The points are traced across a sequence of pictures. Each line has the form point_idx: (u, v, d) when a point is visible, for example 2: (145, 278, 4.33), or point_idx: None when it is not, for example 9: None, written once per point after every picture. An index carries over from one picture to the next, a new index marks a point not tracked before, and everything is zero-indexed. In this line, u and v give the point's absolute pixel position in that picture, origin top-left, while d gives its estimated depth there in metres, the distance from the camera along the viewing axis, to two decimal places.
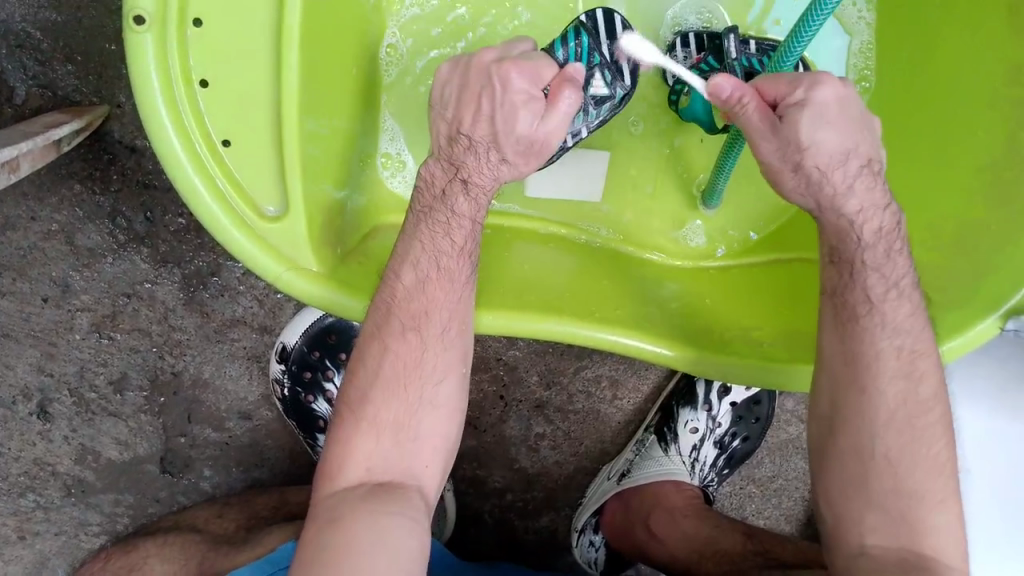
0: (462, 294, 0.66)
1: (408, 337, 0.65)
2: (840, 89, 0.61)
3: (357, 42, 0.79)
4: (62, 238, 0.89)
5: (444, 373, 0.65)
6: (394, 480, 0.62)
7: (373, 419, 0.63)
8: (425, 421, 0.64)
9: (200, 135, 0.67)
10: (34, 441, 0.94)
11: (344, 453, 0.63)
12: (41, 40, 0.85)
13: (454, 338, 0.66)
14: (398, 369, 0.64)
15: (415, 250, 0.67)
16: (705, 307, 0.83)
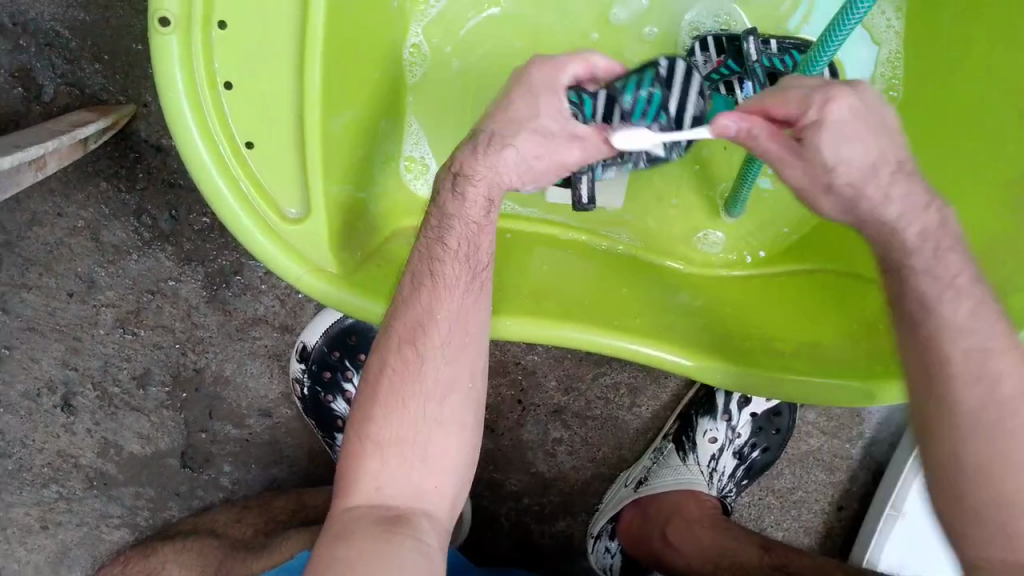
0: (463, 307, 0.65)
1: (407, 352, 0.64)
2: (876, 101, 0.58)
3: (381, 45, 0.79)
4: (88, 235, 0.90)
5: (448, 387, 0.64)
6: (403, 500, 0.61)
7: (375, 439, 0.62)
8: (429, 438, 0.63)
9: (225, 137, 0.68)
10: (58, 434, 0.96)
11: (352, 476, 0.63)
12: (70, 39, 0.86)
13: (457, 350, 0.64)
14: (398, 385, 0.64)
15: (417, 264, 0.66)
16: (727, 317, 0.83)
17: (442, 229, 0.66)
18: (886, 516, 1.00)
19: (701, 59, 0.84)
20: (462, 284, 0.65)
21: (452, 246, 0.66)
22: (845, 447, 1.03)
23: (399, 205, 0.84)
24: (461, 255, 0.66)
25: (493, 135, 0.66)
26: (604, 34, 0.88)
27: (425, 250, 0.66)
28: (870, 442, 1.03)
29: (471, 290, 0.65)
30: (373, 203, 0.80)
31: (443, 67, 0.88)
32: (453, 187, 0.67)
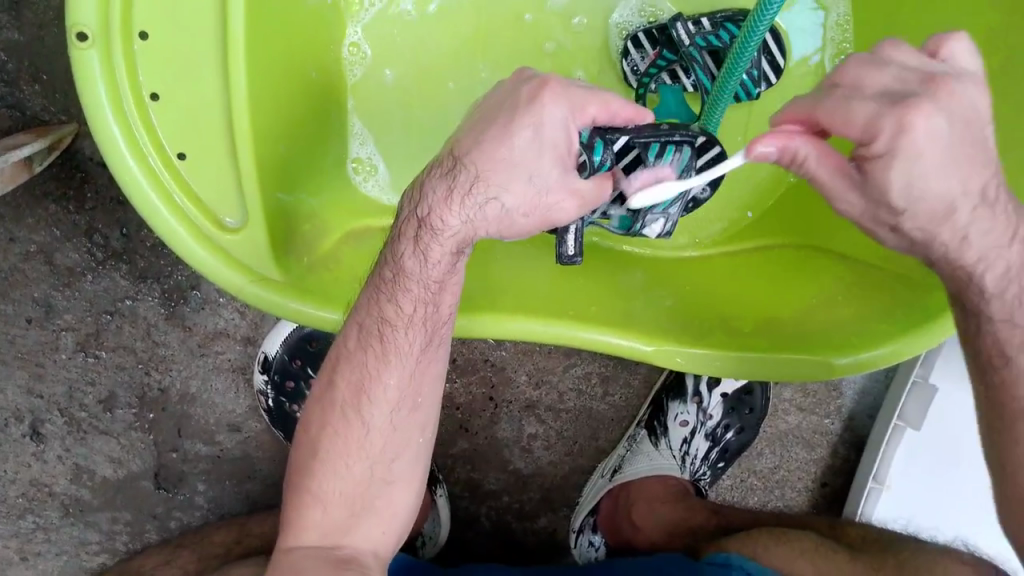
0: (411, 372, 0.65)
1: (352, 415, 0.65)
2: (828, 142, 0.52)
3: (313, 47, 0.79)
4: (41, 259, 0.90)
5: (395, 450, 0.66)
6: (347, 546, 0.65)
7: (315, 493, 0.65)
8: (375, 491, 0.66)
9: (154, 146, 0.67)
10: (29, 462, 0.96)
11: (296, 518, 0.66)
12: (6, 61, 0.87)
13: (404, 416, 0.65)
14: (341, 446, 0.65)
15: (369, 324, 0.64)
16: (684, 296, 0.82)
17: (394, 288, 0.63)
18: (870, 490, 0.98)
19: (638, 57, 0.85)
20: (415, 349, 0.64)
21: (407, 310, 0.63)
22: (824, 423, 1.02)
23: (347, 205, 0.84)
24: (415, 319, 0.63)
25: (456, 163, 0.59)
26: (536, 14, 0.88)
27: (378, 309, 0.64)
28: (849, 416, 1.02)
29: (420, 355, 0.65)
30: (317, 206, 0.79)
31: (375, 78, 0.88)
32: (413, 241, 0.62)
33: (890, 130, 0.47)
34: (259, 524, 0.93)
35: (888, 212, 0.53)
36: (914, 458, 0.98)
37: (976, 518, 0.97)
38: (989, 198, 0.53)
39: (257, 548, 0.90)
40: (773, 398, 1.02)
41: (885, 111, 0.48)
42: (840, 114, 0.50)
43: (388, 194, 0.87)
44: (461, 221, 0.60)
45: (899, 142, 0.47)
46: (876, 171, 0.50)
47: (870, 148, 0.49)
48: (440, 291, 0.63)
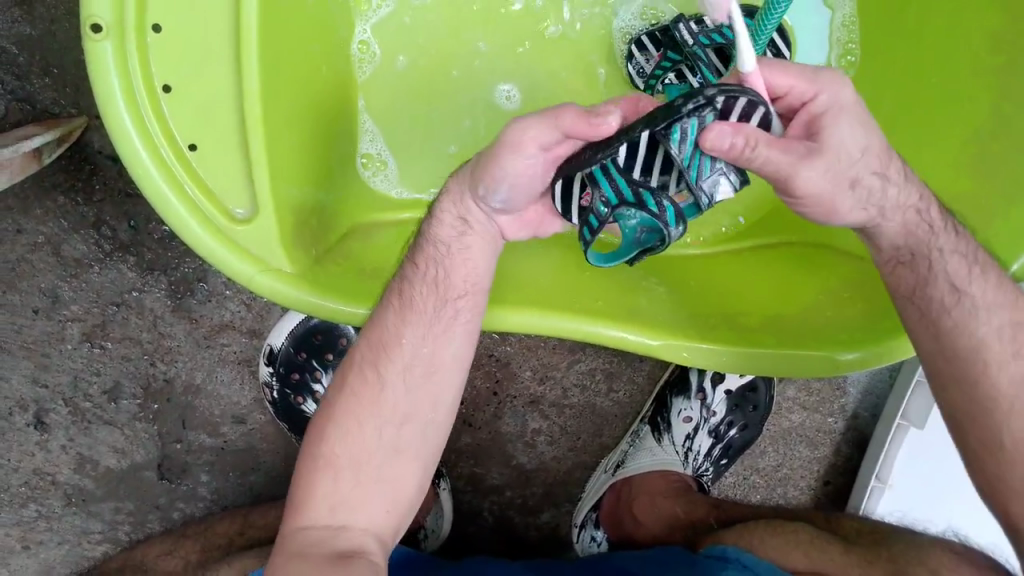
0: (434, 337, 0.66)
1: (370, 374, 0.66)
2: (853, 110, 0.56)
3: (325, 40, 0.79)
4: (49, 249, 0.90)
5: (407, 415, 0.65)
6: (354, 522, 0.63)
7: (328, 456, 0.64)
8: (384, 464, 0.64)
9: (166, 139, 0.66)
10: (33, 452, 0.96)
11: (306, 490, 0.64)
12: (17, 53, 0.86)
13: (420, 381, 0.66)
14: (357, 404, 0.65)
15: (393, 288, 0.68)
16: (692, 292, 0.83)
17: (421, 255, 0.68)
18: (873, 488, 0.99)
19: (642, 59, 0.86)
20: (437, 312, 0.67)
21: (422, 271, 0.68)
22: (827, 421, 1.02)
23: (356, 200, 0.84)
24: (430, 278, 0.67)
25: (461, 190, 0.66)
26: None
27: (401, 274, 0.69)
28: (853, 414, 1.02)
29: (438, 323, 0.66)
30: (328, 202, 0.79)
31: (388, 62, 0.88)
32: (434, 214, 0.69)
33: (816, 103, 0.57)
34: (263, 517, 0.93)
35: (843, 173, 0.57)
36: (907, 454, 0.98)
37: (964, 508, 0.97)
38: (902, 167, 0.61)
39: (260, 540, 0.91)
40: (777, 396, 1.02)
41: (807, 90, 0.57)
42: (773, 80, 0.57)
43: (398, 188, 0.88)
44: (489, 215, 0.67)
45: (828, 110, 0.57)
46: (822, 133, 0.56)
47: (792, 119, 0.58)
48: (457, 257, 0.67)
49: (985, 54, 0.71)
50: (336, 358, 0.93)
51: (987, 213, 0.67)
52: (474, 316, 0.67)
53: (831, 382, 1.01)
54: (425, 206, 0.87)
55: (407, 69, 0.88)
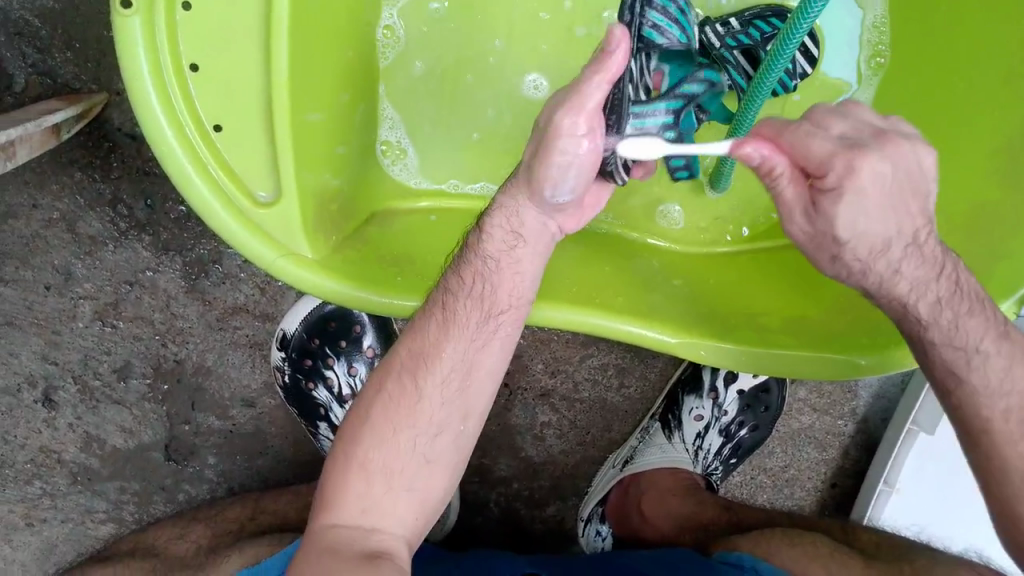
0: (471, 349, 0.65)
1: (407, 382, 0.64)
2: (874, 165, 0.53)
3: (353, 24, 0.78)
4: (63, 226, 0.89)
5: (441, 427, 0.64)
6: (381, 526, 0.62)
7: (362, 462, 0.63)
8: (417, 474, 0.63)
9: (192, 121, 0.66)
10: (40, 429, 0.95)
11: (337, 492, 0.63)
12: (40, 27, 0.85)
13: (456, 394, 0.64)
14: (393, 411, 0.64)
15: (435, 298, 0.66)
16: (716, 294, 0.82)
17: (470, 264, 0.65)
18: (880, 492, 0.99)
19: None
20: (475, 323, 0.65)
21: (466, 285, 0.65)
22: (837, 424, 1.02)
23: (375, 187, 0.83)
24: (475, 292, 0.65)
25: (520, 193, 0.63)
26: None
27: (444, 286, 0.66)
28: (863, 418, 1.02)
29: (479, 336, 0.65)
30: (348, 188, 0.78)
31: (405, 66, 0.86)
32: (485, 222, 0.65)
33: (841, 166, 0.53)
34: (271, 501, 0.93)
35: (831, 244, 0.58)
36: (923, 466, 0.97)
37: (985, 530, 0.97)
38: (920, 240, 0.58)
39: (271, 526, 0.90)
40: (788, 397, 1.02)
41: (838, 151, 0.54)
42: (800, 146, 0.55)
43: (416, 178, 0.87)
44: (542, 221, 0.64)
45: (846, 179, 0.53)
46: (827, 203, 0.55)
47: (824, 180, 0.54)
48: (505, 271, 0.65)
49: (1015, 65, 0.70)
50: (350, 346, 0.93)
51: (1003, 227, 0.66)
52: (515, 328, 0.66)
53: (843, 386, 1.01)
54: (445, 196, 0.87)
55: (425, 75, 0.87)
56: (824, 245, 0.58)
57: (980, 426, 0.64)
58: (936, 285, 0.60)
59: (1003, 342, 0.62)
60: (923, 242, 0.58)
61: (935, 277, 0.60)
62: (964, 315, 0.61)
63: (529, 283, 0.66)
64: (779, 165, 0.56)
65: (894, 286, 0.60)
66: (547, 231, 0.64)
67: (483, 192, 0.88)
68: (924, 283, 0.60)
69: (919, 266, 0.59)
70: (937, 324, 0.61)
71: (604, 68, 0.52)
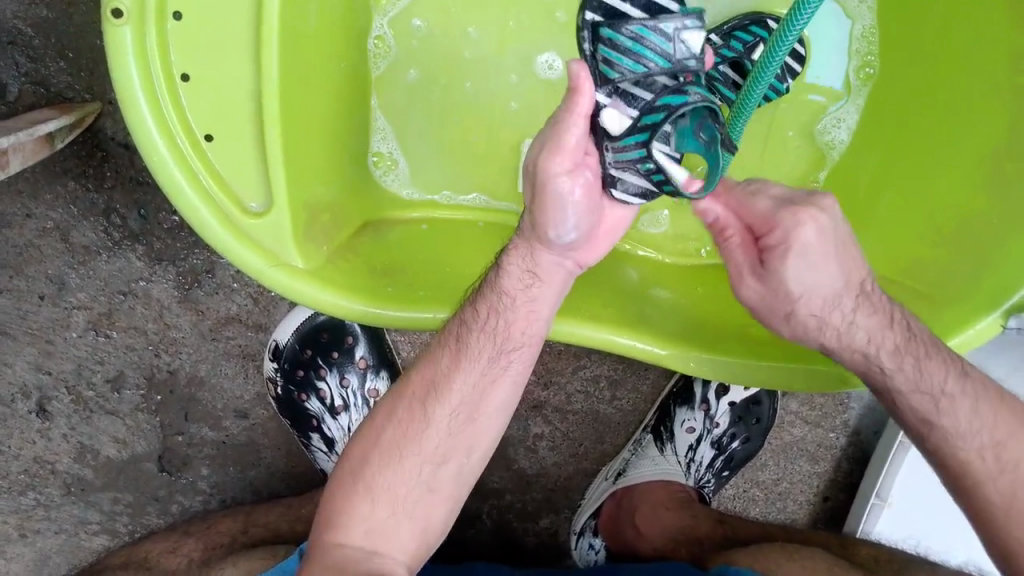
0: (481, 384, 0.66)
1: (416, 409, 0.66)
2: (818, 222, 0.58)
3: (344, 36, 0.79)
4: (58, 236, 0.90)
5: (446, 455, 0.65)
6: (386, 550, 0.63)
7: (368, 484, 0.65)
8: (420, 500, 0.65)
9: (182, 128, 0.66)
10: (33, 439, 0.95)
11: (341, 512, 0.65)
12: (33, 36, 0.86)
13: (464, 425, 0.66)
14: (402, 437, 0.65)
15: (451, 327, 0.67)
16: (712, 305, 0.82)
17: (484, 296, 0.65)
18: (872, 506, 0.98)
19: None
20: (487, 358, 0.65)
21: (483, 320, 0.65)
22: (830, 436, 1.02)
23: (368, 198, 0.84)
24: (489, 326, 0.65)
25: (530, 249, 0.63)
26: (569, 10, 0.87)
27: (461, 317, 0.66)
28: (855, 429, 1.02)
29: (490, 369, 0.66)
30: (340, 197, 0.79)
31: (402, 71, 0.87)
32: (504, 263, 0.65)
33: (784, 225, 0.59)
34: (263, 512, 0.93)
35: (785, 301, 0.62)
36: (917, 481, 0.97)
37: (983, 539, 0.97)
38: (867, 289, 0.63)
39: (263, 539, 0.90)
40: (780, 409, 1.02)
41: (779, 210, 0.59)
42: (746, 204, 0.62)
43: (410, 190, 0.88)
44: (557, 260, 0.63)
45: (789, 236, 0.59)
46: (775, 260, 0.60)
47: (768, 239, 0.60)
48: (520, 306, 0.64)
49: (1000, 72, 0.71)
50: (342, 357, 0.94)
51: (1001, 234, 0.68)
52: (528, 364, 0.67)
53: (835, 397, 1.01)
54: (436, 208, 0.88)
55: (419, 80, 0.88)
56: (777, 304, 0.62)
57: (978, 443, 0.65)
58: (890, 334, 0.63)
59: (963, 380, 0.65)
60: (869, 291, 0.62)
61: (886, 326, 0.63)
62: (923, 361, 0.63)
63: (546, 318, 0.66)
64: (730, 226, 0.63)
65: (852, 338, 0.63)
66: (563, 268, 0.64)
67: (478, 203, 0.89)
68: (877, 333, 0.63)
69: (871, 315, 0.63)
70: (900, 371, 0.64)
71: (572, 104, 0.51)
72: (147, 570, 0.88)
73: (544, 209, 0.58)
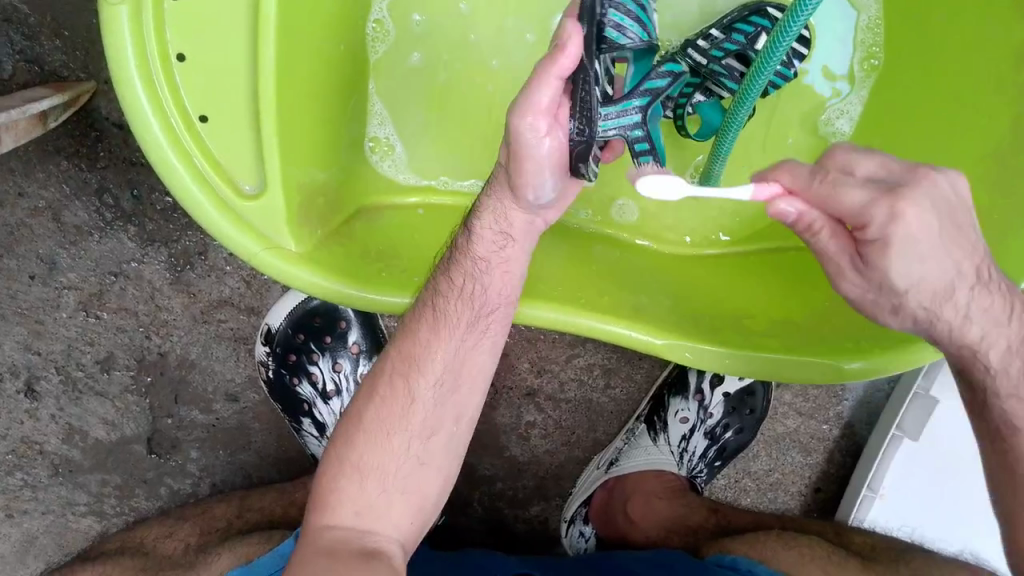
0: (462, 349, 0.66)
1: (399, 384, 0.65)
2: (921, 204, 0.51)
3: (342, 17, 0.78)
4: (49, 215, 0.89)
5: (432, 428, 0.65)
6: (377, 527, 0.63)
7: (356, 464, 0.64)
8: (409, 476, 0.65)
9: (177, 108, 0.65)
10: (22, 419, 0.95)
11: (330, 495, 0.64)
12: (27, 13, 0.85)
13: (447, 396, 0.66)
14: (385, 414, 0.65)
15: (424, 296, 0.66)
16: (700, 291, 0.82)
17: (456, 263, 0.66)
18: (864, 497, 0.98)
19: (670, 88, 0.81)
20: (466, 324, 0.66)
21: (459, 284, 0.65)
22: (822, 428, 1.02)
23: (361, 182, 0.83)
24: (466, 294, 0.65)
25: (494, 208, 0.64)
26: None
27: (434, 285, 0.66)
28: (848, 422, 1.02)
29: (470, 335, 0.66)
30: (334, 182, 0.78)
31: (402, 55, 0.86)
32: (472, 226, 0.65)
33: (881, 215, 0.52)
34: (255, 497, 0.92)
35: (890, 293, 0.56)
36: (909, 468, 0.97)
37: (979, 527, 0.96)
38: (983, 278, 0.56)
39: (259, 524, 0.90)
40: (773, 401, 1.02)
41: (875, 200, 0.52)
42: (830, 201, 0.54)
43: (405, 174, 0.87)
44: (528, 220, 0.64)
45: (887, 229, 0.52)
46: (874, 256, 0.54)
47: (864, 232, 0.53)
48: (495, 271, 0.65)
49: (1010, 69, 0.70)
50: (334, 341, 0.94)
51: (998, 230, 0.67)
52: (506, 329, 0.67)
53: (829, 390, 1.01)
54: (433, 192, 0.87)
55: (420, 68, 0.87)
56: (883, 298, 0.57)
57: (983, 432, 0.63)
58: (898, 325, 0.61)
59: (969, 371, 0.63)
60: (988, 280, 0.56)
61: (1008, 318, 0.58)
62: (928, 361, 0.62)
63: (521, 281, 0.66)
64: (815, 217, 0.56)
65: (965, 331, 0.58)
66: (535, 228, 0.65)
67: (475, 189, 0.88)
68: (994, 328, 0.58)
69: None
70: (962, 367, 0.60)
71: (552, 66, 0.51)
72: (143, 554, 0.87)
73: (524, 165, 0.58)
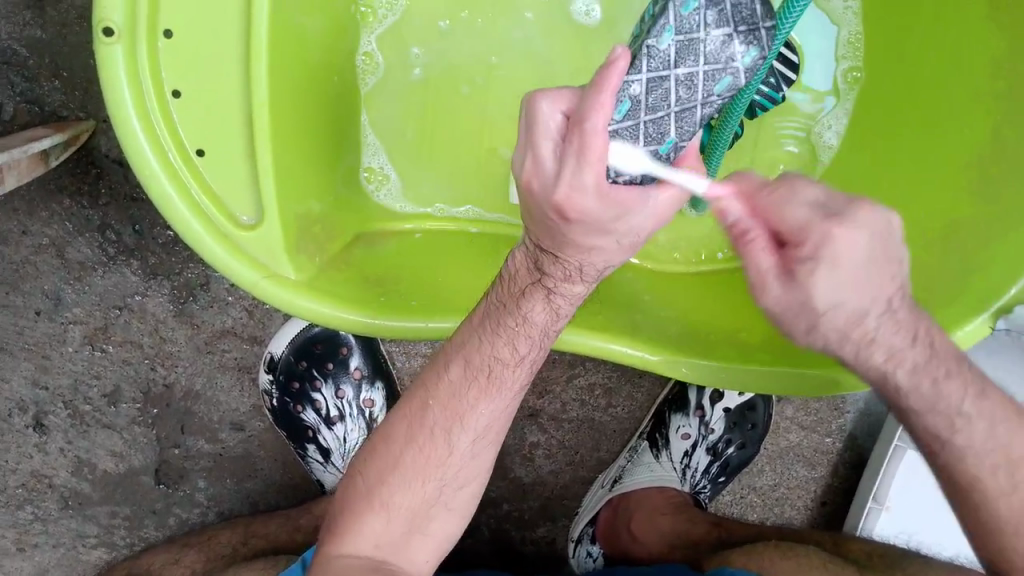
0: (504, 407, 0.67)
1: (438, 434, 0.66)
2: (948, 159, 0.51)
3: (332, 52, 0.80)
4: (53, 252, 0.91)
5: (465, 479, 0.68)
6: (399, 563, 0.66)
7: (384, 501, 0.66)
8: (434, 511, 0.67)
9: (173, 143, 0.66)
10: (31, 454, 0.96)
11: (353, 526, 0.66)
12: (27, 56, 0.88)
13: (483, 446, 0.67)
14: (421, 462, 0.66)
15: (474, 356, 0.65)
16: (718, 309, 0.82)
17: (520, 330, 0.64)
18: (870, 509, 0.98)
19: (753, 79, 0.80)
20: (514, 385, 0.66)
21: (521, 351, 0.65)
22: (825, 442, 1.02)
23: (359, 212, 0.85)
24: (524, 359, 0.65)
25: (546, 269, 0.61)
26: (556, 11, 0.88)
27: (488, 347, 0.65)
28: (851, 434, 1.02)
29: (516, 394, 0.67)
30: (330, 211, 0.79)
31: (391, 87, 0.88)
32: (545, 299, 0.62)
33: (815, 237, 0.49)
34: (259, 527, 0.93)
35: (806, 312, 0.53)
36: (909, 479, 0.97)
37: None
38: (892, 306, 0.54)
39: (262, 552, 0.90)
40: (775, 415, 1.03)
41: (816, 220, 0.50)
42: (774, 215, 0.52)
43: (402, 203, 0.88)
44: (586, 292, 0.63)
45: (823, 248, 0.49)
46: (801, 272, 0.50)
47: (798, 249, 0.50)
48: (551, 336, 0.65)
49: (980, 79, 0.71)
50: (336, 368, 0.96)
51: (988, 234, 0.67)
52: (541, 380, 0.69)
53: (830, 403, 1.01)
54: (430, 219, 0.88)
55: (415, 94, 0.89)
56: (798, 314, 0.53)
57: None
58: None
59: None
60: None
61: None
62: None
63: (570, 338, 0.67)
64: (752, 228, 0.52)
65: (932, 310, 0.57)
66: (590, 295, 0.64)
67: (470, 215, 0.89)
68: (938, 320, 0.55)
69: None
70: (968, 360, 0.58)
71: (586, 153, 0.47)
72: None
73: (597, 233, 0.53)
